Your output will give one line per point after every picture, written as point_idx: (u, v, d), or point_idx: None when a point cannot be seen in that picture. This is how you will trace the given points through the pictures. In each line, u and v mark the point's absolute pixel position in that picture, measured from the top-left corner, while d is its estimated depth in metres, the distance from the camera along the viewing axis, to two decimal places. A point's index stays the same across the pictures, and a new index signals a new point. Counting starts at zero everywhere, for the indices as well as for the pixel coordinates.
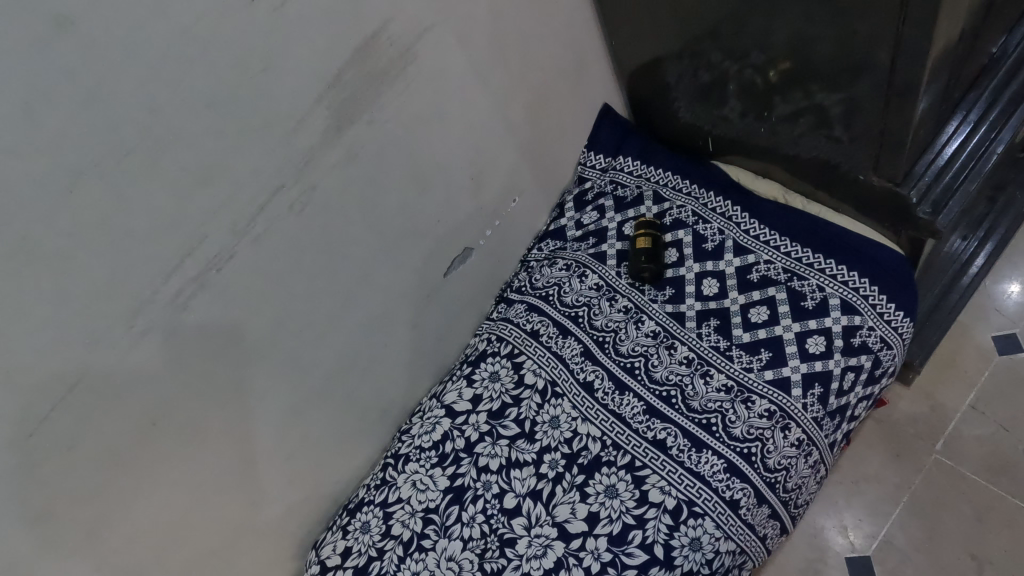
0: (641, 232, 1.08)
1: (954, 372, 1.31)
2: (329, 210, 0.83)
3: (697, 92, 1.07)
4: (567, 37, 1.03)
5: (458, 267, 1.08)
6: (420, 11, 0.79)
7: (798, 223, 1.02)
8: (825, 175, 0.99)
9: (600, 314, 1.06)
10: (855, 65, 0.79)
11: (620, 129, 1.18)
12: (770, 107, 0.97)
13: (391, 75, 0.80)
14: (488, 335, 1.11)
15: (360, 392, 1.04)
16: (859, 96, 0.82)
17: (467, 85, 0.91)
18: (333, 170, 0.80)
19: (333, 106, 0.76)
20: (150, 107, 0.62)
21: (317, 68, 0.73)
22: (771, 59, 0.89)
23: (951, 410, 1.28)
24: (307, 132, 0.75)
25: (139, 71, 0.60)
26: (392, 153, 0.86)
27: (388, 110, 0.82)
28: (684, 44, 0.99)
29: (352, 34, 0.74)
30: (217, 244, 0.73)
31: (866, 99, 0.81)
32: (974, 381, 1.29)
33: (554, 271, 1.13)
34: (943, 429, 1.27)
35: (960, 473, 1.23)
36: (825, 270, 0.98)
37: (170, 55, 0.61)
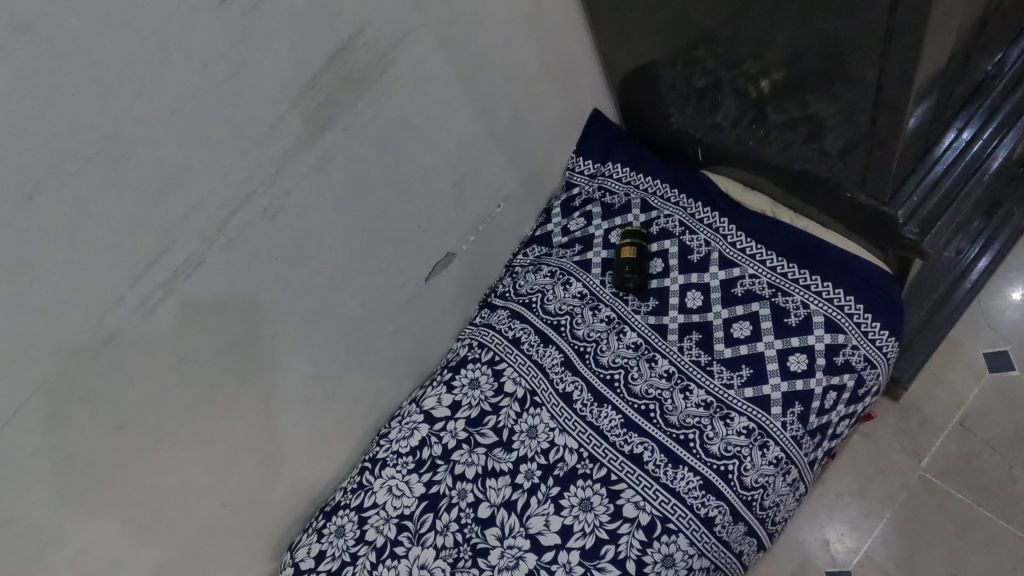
0: (625, 243, 1.06)
1: (943, 388, 1.29)
2: (304, 214, 0.81)
3: (688, 99, 1.05)
4: (556, 40, 1.01)
5: (440, 272, 1.06)
6: (401, 13, 0.77)
7: (785, 237, 1.00)
8: (814, 189, 0.97)
9: (582, 324, 1.05)
10: (846, 79, 0.76)
11: (609, 135, 1.16)
12: (762, 116, 0.95)
13: (370, 79, 0.78)
14: (470, 341, 1.10)
15: (338, 396, 1.03)
16: (850, 111, 0.80)
17: (451, 89, 0.89)
18: (309, 175, 0.79)
19: (308, 111, 0.74)
20: (113, 110, 0.61)
21: (290, 69, 0.71)
22: (764, 68, 0.86)
23: (938, 427, 1.26)
24: (280, 137, 0.74)
25: (103, 77, 0.59)
26: (371, 157, 0.85)
27: (367, 115, 0.81)
28: (676, 49, 0.97)
29: (329, 35, 0.72)
30: (187, 248, 0.72)
31: (856, 114, 0.79)
32: (962, 398, 1.27)
33: (539, 278, 1.11)
34: (929, 445, 1.25)
35: (944, 490, 1.22)
36: (810, 287, 0.96)
37: (134, 61, 0.60)
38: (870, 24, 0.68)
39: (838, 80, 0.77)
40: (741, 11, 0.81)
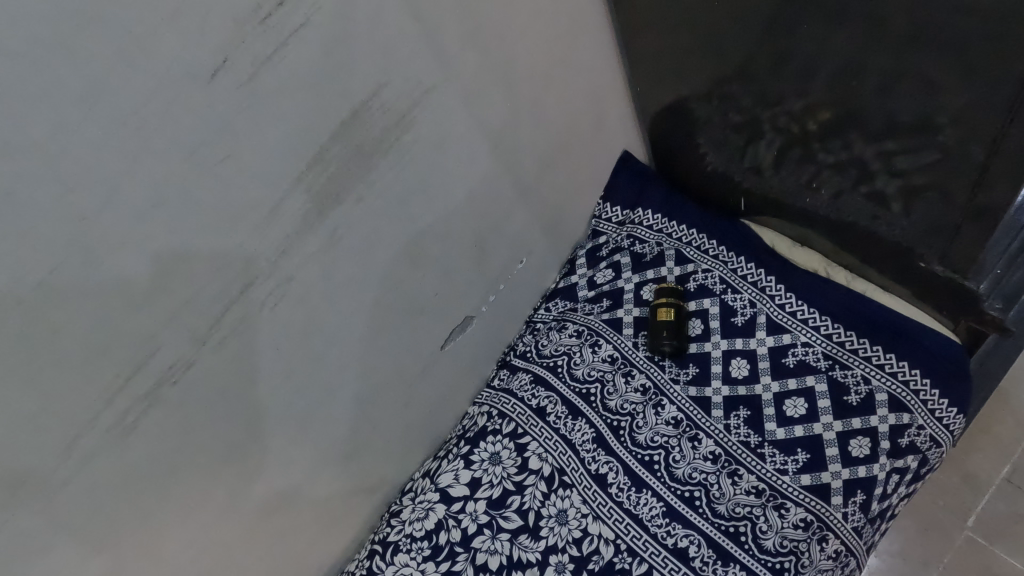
0: (660, 303, 0.96)
1: (988, 438, 1.18)
2: (307, 298, 0.70)
3: (731, 145, 0.94)
4: (586, 81, 0.90)
5: (457, 338, 0.95)
6: (420, 70, 0.66)
7: (841, 301, 0.90)
8: (876, 249, 0.87)
9: (615, 394, 0.95)
10: (929, 147, 0.66)
11: (639, 178, 1.06)
12: (811, 162, 0.84)
13: (384, 148, 0.67)
14: (488, 409, 1.00)
15: (344, 479, 0.92)
16: (940, 182, 0.68)
17: (472, 146, 0.78)
18: (313, 257, 0.68)
19: (313, 189, 0.63)
20: (81, 213, 0.49)
21: (292, 143, 0.59)
22: (809, 108, 0.76)
23: (984, 481, 1.15)
24: (280, 222, 0.62)
25: (66, 178, 0.48)
26: (383, 230, 0.74)
27: (380, 185, 0.70)
28: (722, 93, 0.87)
29: (338, 104, 0.61)
30: (172, 353, 0.61)
31: (947, 188, 0.68)
32: (1011, 450, 1.16)
33: (564, 338, 1.02)
34: (975, 501, 1.14)
35: (992, 553, 1.10)
36: (870, 359, 0.86)
37: (105, 154, 0.49)
38: (976, 95, 0.57)
39: (923, 148, 0.67)
40: (809, 65, 0.71)
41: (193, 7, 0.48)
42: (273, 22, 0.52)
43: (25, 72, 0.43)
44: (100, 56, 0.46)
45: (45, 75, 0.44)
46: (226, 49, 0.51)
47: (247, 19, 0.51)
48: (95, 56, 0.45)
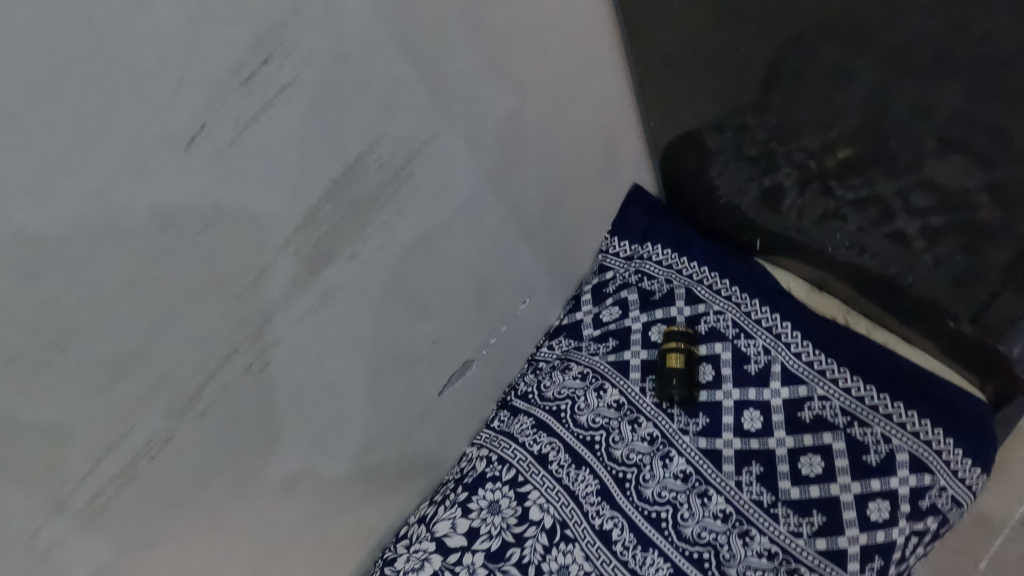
0: (670, 349, 0.92)
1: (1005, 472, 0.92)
2: (296, 359, 0.65)
3: (748, 184, 0.90)
4: (597, 115, 0.85)
5: (453, 384, 0.90)
6: (421, 118, 0.61)
7: (863, 352, 0.85)
8: (901, 299, 0.83)
9: (620, 443, 0.91)
10: (976, 197, 0.62)
11: (649, 211, 1.01)
12: (830, 198, 0.79)
13: (381, 201, 0.62)
14: (487, 453, 0.95)
15: (338, 534, 0.86)
16: (989, 228, 0.64)
17: (474, 190, 0.73)
18: (303, 318, 0.63)
19: (304, 250, 0.58)
20: (41, 297, 0.44)
21: (279, 205, 0.54)
22: (836, 151, 0.71)
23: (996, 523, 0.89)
24: (267, 287, 0.57)
25: (23, 262, 0.42)
26: (378, 284, 0.69)
27: (376, 239, 0.64)
28: (742, 132, 0.81)
29: (331, 161, 0.55)
30: (148, 429, 0.56)
31: (997, 232, 0.64)
32: None
33: (567, 380, 0.97)
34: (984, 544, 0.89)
35: None
36: (891, 416, 0.81)
37: (69, 234, 0.43)
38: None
39: (970, 200, 0.63)
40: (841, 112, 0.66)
41: (168, 70, 0.43)
42: (258, 81, 0.47)
43: None
44: (59, 128, 0.40)
45: None
46: (205, 113, 0.45)
47: (229, 80, 0.45)
48: (54, 130, 0.40)
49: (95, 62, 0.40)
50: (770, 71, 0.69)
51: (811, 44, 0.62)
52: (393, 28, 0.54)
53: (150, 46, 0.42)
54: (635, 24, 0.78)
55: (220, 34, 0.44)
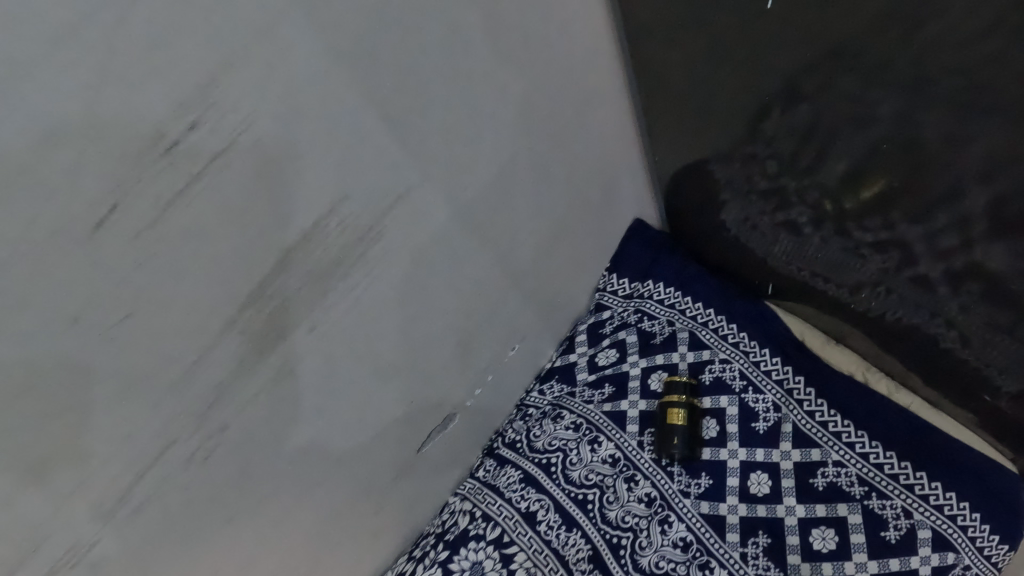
0: (674, 405, 0.83)
1: None
2: (250, 440, 0.57)
3: (758, 228, 0.82)
4: (594, 153, 0.78)
5: (436, 437, 0.84)
6: (393, 172, 0.53)
7: (880, 413, 0.78)
8: (923, 358, 0.76)
9: (615, 503, 0.83)
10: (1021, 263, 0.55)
11: (650, 248, 0.95)
12: (848, 238, 0.71)
13: (346, 266, 0.54)
14: (470, 509, 0.87)
15: None
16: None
17: (455, 239, 0.65)
18: (256, 397, 0.55)
19: (254, 329, 0.50)
20: None
21: (218, 281, 0.46)
22: (864, 204, 0.64)
23: None
24: (210, 371, 0.49)
25: None
26: (345, 350, 0.61)
27: (341, 306, 0.57)
28: (756, 174, 0.73)
29: (283, 231, 0.47)
30: (69, 535, 0.48)
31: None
32: None
33: (559, 430, 0.90)
34: None
35: None
36: (913, 488, 0.74)
37: None
38: None
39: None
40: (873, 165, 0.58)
41: (65, 146, 0.34)
42: (184, 149, 0.38)
43: None
44: None
45: None
46: (116, 191, 0.37)
47: (146, 150, 0.37)
48: None
49: None
50: (793, 117, 0.61)
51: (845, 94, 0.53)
52: (356, 74, 0.45)
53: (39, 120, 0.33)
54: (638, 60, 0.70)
55: (132, 98, 0.35)
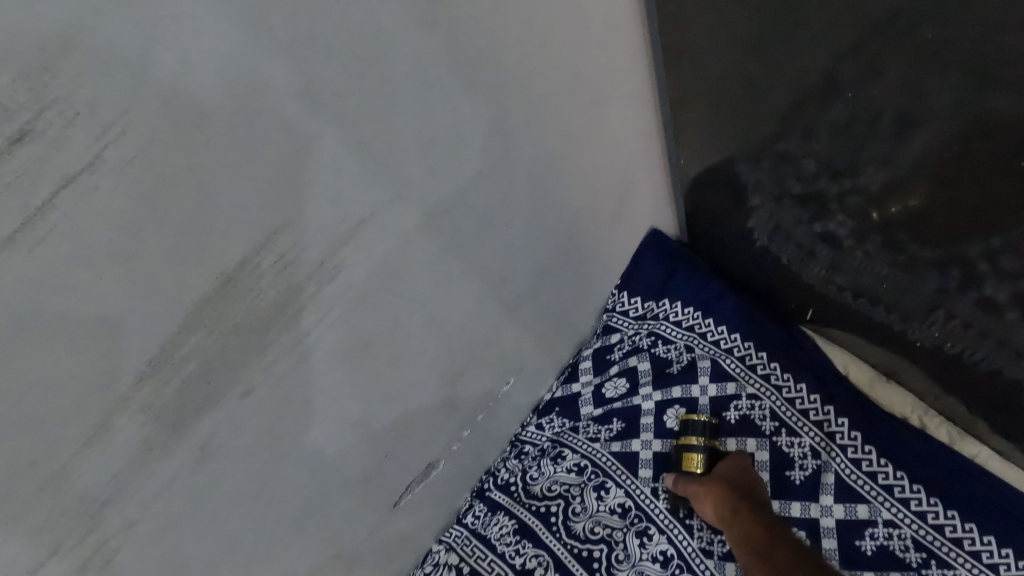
0: (691, 448, 0.71)
1: None
2: (171, 532, 0.45)
3: (796, 244, 0.69)
4: (604, 155, 0.65)
5: (415, 489, 0.71)
6: (348, 194, 0.40)
7: (936, 464, 0.67)
8: (993, 402, 0.64)
9: (626, 563, 0.71)
10: None
11: (666, 262, 0.82)
12: (900, 254, 0.58)
13: (289, 315, 0.41)
14: (457, 564, 0.76)
15: None
16: None
17: (433, 265, 0.52)
18: (171, 484, 0.42)
19: (157, 405, 0.37)
20: None
21: (93, 349, 0.33)
22: (941, 226, 0.51)
23: None
24: (95, 463, 0.36)
25: None
26: (296, 412, 0.48)
27: (286, 364, 0.44)
28: (800, 183, 0.61)
29: (188, 274, 0.34)
30: None
31: None
32: None
33: (560, 473, 0.78)
34: None
35: None
36: (979, 556, 0.62)
37: None
38: None
39: None
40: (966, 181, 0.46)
41: None
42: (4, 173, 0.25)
43: None
44: None
45: None
46: None
47: None
48: None
49: None
50: (856, 120, 0.48)
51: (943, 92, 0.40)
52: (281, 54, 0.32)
53: None
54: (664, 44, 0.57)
55: None
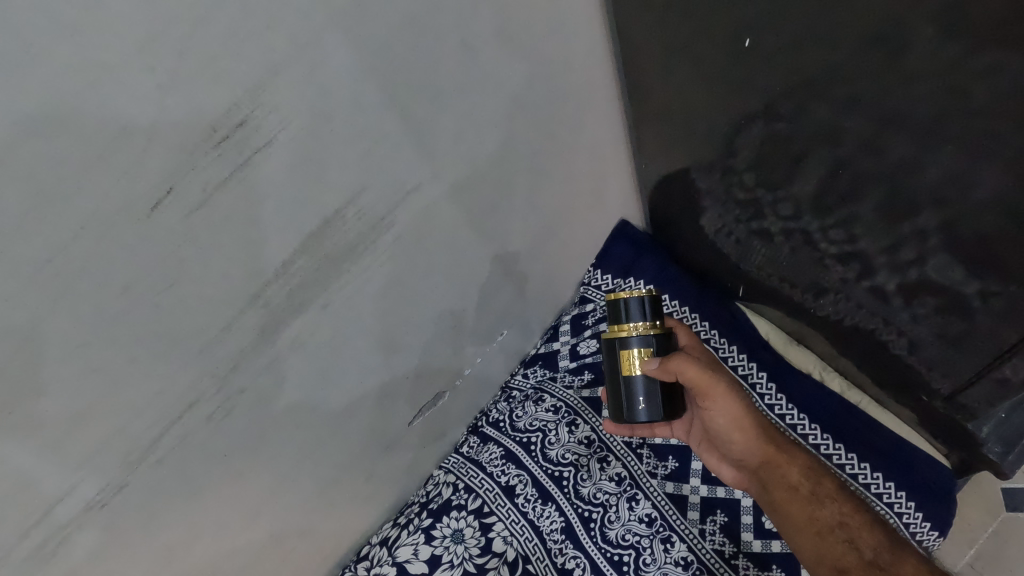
0: (632, 346, 0.65)
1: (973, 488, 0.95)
2: (264, 404, 0.64)
3: (727, 238, 0.89)
4: (584, 158, 0.85)
5: (426, 413, 0.90)
6: (404, 169, 0.60)
7: (826, 405, 0.88)
8: (870, 362, 0.83)
9: (588, 481, 0.90)
10: (954, 284, 0.59)
11: (633, 248, 1.02)
12: (794, 245, 0.78)
13: (359, 250, 0.61)
14: (454, 481, 0.94)
15: (302, 566, 0.83)
16: (962, 305, 0.61)
17: (454, 230, 0.72)
18: (271, 363, 0.61)
19: (275, 301, 0.57)
20: (13, 349, 0.44)
21: (246, 257, 0.53)
22: (815, 221, 0.70)
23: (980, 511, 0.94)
24: (234, 335, 0.56)
25: (14, 320, 0.43)
26: (353, 327, 0.67)
27: (351, 287, 0.63)
28: (724, 188, 0.80)
29: (304, 216, 0.54)
30: (99, 479, 0.54)
31: (970, 312, 0.61)
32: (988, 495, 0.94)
33: (540, 412, 0.97)
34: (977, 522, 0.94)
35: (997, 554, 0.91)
36: (857, 477, 0.83)
37: (45, 292, 0.43)
38: (998, 227, 0.51)
39: (936, 285, 0.62)
40: (819, 190, 0.65)
41: (136, 135, 0.42)
42: (231, 143, 0.47)
43: (11, 224, 0.40)
44: (52, 198, 0.41)
45: (12, 214, 0.40)
46: (172, 177, 0.45)
47: (200, 143, 0.45)
48: (48, 194, 0.40)
49: (50, 130, 0.39)
50: (742, 142, 0.69)
51: (788, 122, 0.60)
52: (372, 69, 0.52)
53: (114, 113, 0.41)
54: (630, 77, 0.78)
55: (190, 96, 0.43)
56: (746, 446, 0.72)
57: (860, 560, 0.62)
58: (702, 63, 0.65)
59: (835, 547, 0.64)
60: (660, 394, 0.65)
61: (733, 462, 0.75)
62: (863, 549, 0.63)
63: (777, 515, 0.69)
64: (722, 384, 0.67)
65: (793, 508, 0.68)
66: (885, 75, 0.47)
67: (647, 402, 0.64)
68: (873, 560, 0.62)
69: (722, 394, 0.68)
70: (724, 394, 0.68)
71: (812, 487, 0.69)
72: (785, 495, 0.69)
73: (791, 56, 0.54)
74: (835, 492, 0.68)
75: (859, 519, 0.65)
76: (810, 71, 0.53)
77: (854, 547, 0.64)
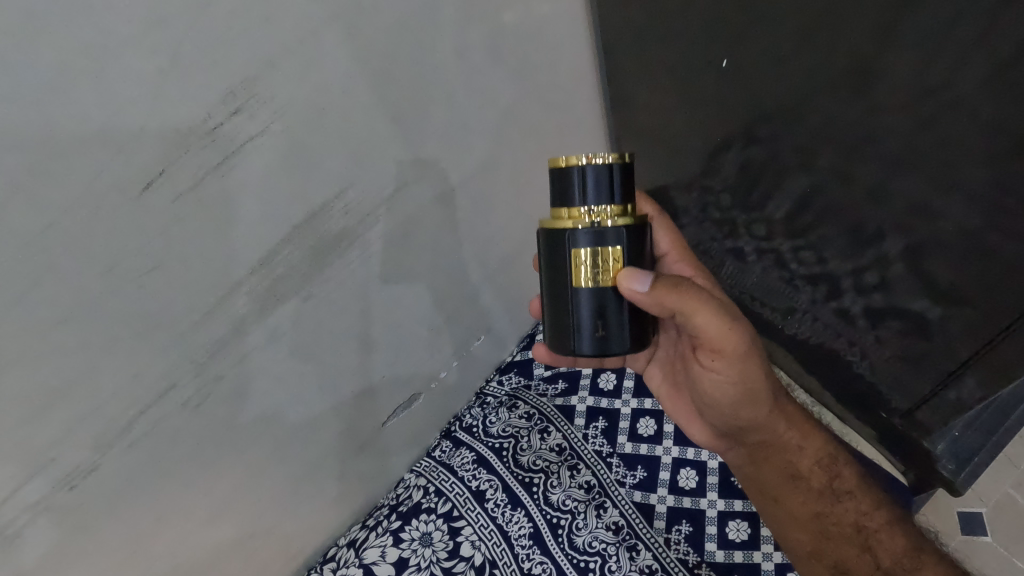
0: (581, 242, 0.51)
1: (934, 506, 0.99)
2: (240, 394, 0.64)
3: (702, 256, 0.92)
4: None
5: (401, 414, 0.91)
6: (392, 169, 0.62)
7: None
8: (834, 381, 0.86)
9: (557, 487, 0.91)
10: (912, 307, 0.62)
11: None
12: (764, 264, 0.81)
13: (343, 246, 0.62)
14: (424, 485, 0.94)
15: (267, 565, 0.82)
16: (920, 328, 0.63)
17: (437, 233, 0.74)
18: (249, 353, 0.61)
19: (256, 291, 0.58)
20: None
21: (231, 246, 0.54)
22: (785, 241, 0.73)
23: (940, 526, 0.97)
24: (215, 322, 0.56)
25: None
26: (334, 323, 0.68)
27: (333, 283, 0.64)
28: (699, 207, 0.83)
29: (290, 208, 0.55)
30: (70, 460, 0.53)
31: (928, 336, 0.63)
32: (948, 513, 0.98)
33: (513, 419, 0.99)
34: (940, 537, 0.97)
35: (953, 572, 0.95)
36: None
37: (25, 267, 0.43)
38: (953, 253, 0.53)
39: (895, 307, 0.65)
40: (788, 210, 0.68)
41: (131, 116, 0.43)
42: (224, 131, 0.48)
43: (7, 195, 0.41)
44: (46, 172, 0.41)
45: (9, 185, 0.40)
46: (164, 160, 0.46)
47: (194, 128, 0.46)
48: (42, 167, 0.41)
49: (50, 103, 0.40)
50: (717, 161, 0.72)
51: (761, 142, 0.64)
52: (364, 71, 0.55)
53: (113, 92, 0.42)
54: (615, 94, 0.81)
55: (189, 80, 0.45)
56: (756, 422, 0.68)
57: (875, 568, 0.66)
58: (682, 82, 0.68)
59: (848, 549, 0.68)
60: (622, 312, 0.52)
61: (723, 429, 0.72)
62: (879, 555, 0.66)
63: (779, 503, 0.72)
64: (730, 343, 0.60)
65: (799, 500, 0.71)
66: (851, 94, 0.50)
67: (608, 325, 0.52)
68: (889, 568, 0.65)
69: (731, 357, 0.61)
70: (738, 358, 0.62)
71: (827, 480, 0.70)
72: (792, 485, 0.71)
73: (765, 78, 0.57)
74: (853, 487, 0.70)
75: (878, 519, 0.69)
76: (782, 92, 0.57)
77: (868, 551, 0.67)
